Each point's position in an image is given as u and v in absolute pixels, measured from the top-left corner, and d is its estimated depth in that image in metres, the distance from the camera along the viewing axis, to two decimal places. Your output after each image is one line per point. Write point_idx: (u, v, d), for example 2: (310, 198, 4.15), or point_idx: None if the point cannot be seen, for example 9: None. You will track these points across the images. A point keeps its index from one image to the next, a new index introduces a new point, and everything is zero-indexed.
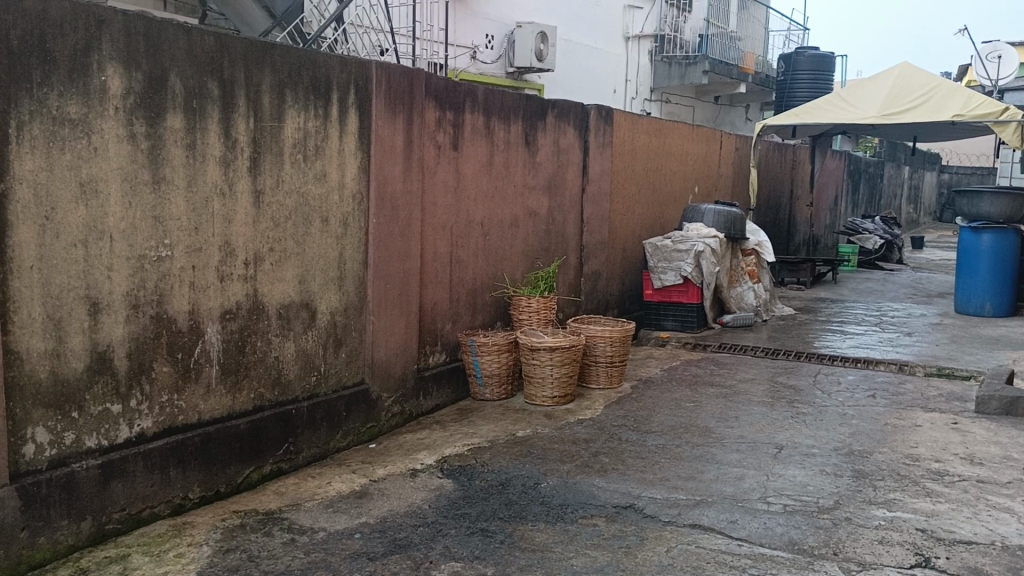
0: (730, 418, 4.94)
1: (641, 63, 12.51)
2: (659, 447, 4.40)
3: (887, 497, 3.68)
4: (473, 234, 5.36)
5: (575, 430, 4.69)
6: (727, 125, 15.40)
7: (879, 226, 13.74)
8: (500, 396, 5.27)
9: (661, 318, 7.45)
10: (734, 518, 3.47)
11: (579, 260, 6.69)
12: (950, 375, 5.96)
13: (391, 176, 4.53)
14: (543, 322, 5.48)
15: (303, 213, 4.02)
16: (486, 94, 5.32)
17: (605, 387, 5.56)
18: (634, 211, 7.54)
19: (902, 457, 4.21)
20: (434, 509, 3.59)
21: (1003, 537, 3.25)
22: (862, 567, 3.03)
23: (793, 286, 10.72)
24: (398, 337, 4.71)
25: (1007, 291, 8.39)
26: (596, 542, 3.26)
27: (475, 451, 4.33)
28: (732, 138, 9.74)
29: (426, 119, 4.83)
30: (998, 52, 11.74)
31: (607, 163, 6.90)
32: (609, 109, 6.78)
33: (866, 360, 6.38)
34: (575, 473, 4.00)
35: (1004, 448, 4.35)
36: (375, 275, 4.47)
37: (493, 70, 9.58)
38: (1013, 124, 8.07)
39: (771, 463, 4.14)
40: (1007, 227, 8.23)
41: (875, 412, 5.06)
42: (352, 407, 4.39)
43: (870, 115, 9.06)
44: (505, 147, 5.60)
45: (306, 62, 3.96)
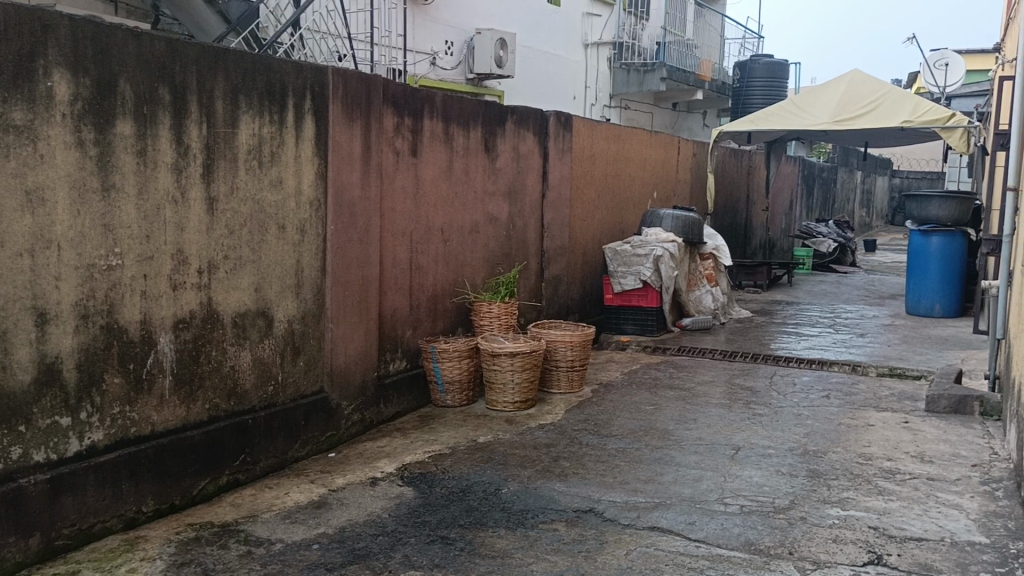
0: (689, 420, 4.99)
1: (600, 70, 12.61)
2: (619, 451, 4.43)
3: (841, 496, 3.74)
4: (433, 240, 5.34)
5: (536, 435, 4.70)
6: (685, 131, 15.58)
7: (833, 229, 14.00)
8: (461, 402, 5.26)
9: (621, 321, 7.49)
10: (692, 519, 3.51)
11: (539, 265, 6.71)
12: (902, 375, 6.08)
13: (349, 183, 4.50)
14: (504, 327, 5.47)
15: (258, 220, 3.98)
16: (445, 100, 5.32)
17: (566, 391, 5.58)
18: (594, 216, 7.59)
19: (855, 456, 4.29)
20: (393, 517, 3.57)
21: (952, 534, 3.33)
22: (817, 565, 3.08)
23: (750, 289, 10.88)
24: (358, 344, 4.67)
25: (956, 292, 8.61)
26: (556, 546, 3.27)
27: (435, 458, 4.31)
28: (689, 144, 9.85)
29: (384, 124, 4.81)
30: (944, 59, 11.76)
31: (567, 169, 6.94)
32: (567, 116, 6.81)
33: (821, 361, 6.49)
34: (535, 478, 4.00)
35: (953, 445, 4.45)
36: (333, 282, 4.44)
37: (452, 76, 9.57)
38: (960, 129, 8.30)
39: (729, 464, 4.19)
40: (955, 230, 8.45)
41: (829, 412, 5.15)
42: (311, 417, 4.34)
43: (822, 121, 9.27)
44: (465, 153, 5.60)
45: (261, 68, 3.92)
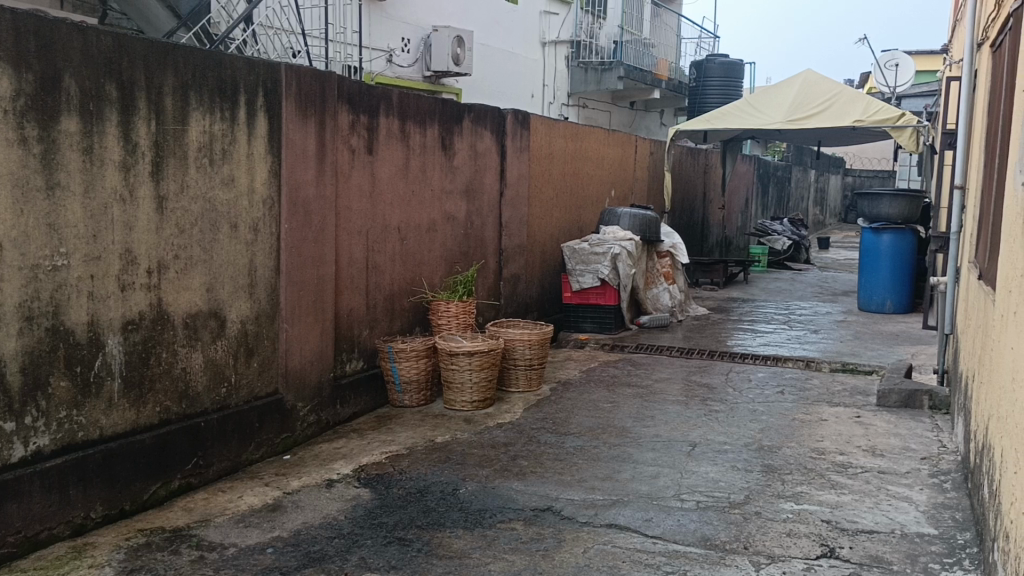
0: (646, 417, 5.02)
1: (558, 69, 12.64)
2: (577, 449, 4.43)
3: (794, 490, 3.80)
4: (390, 239, 5.30)
5: (495, 434, 4.68)
6: (642, 130, 15.70)
7: (787, 228, 14.15)
8: (418, 402, 5.23)
9: (580, 320, 7.51)
10: (649, 516, 3.52)
11: (497, 263, 6.70)
12: (854, 370, 6.19)
13: (303, 181, 4.44)
14: (462, 326, 5.44)
15: (209, 219, 3.90)
16: (401, 98, 5.28)
17: (524, 390, 5.58)
18: (552, 214, 7.59)
19: (808, 451, 4.35)
20: (350, 519, 3.53)
21: (902, 525, 3.39)
22: (771, 560, 3.11)
23: (707, 286, 10.99)
24: (314, 344, 4.61)
25: (906, 288, 8.78)
26: (514, 545, 3.26)
27: (393, 458, 4.27)
28: (646, 142, 9.92)
29: (339, 122, 4.75)
30: (895, 60, 11.94)
31: (524, 167, 6.93)
32: (525, 114, 6.81)
33: (776, 357, 6.58)
34: (493, 477, 3.99)
35: (903, 439, 4.54)
36: (288, 282, 4.38)
37: (409, 74, 9.51)
38: (910, 129, 8.52)
39: (685, 460, 4.23)
40: (904, 227, 8.67)
41: (784, 407, 5.22)
42: (265, 419, 4.28)
43: (775, 120, 9.38)
44: (422, 152, 5.56)
45: (212, 64, 3.85)
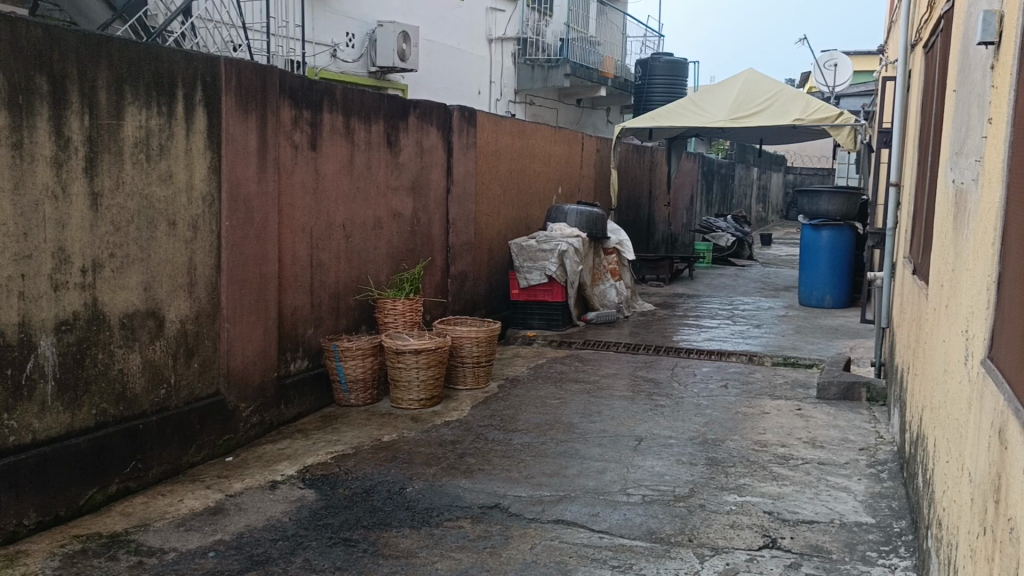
0: (593, 413, 5.05)
1: (504, 66, 12.63)
2: (524, 446, 4.44)
3: (738, 483, 3.86)
4: (334, 236, 5.23)
5: (442, 432, 4.66)
6: (589, 127, 15.80)
7: (731, 224, 14.40)
8: (365, 401, 5.18)
9: (527, 317, 7.52)
10: (596, 511, 3.55)
11: (444, 261, 6.66)
12: (795, 363, 6.32)
13: (244, 177, 4.36)
14: (409, 324, 5.41)
15: (146, 217, 3.80)
16: (345, 94, 5.22)
17: (472, 388, 5.56)
18: (499, 211, 7.58)
19: (751, 444, 4.43)
20: (294, 521, 3.48)
21: (841, 515, 3.47)
22: (715, 551, 3.16)
23: (653, 282, 11.11)
24: (256, 344, 4.53)
25: (844, 283, 9.00)
26: (461, 544, 3.25)
27: (338, 459, 4.22)
28: (592, 140, 9.98)
29: (281, 118, 4.67)
30: (833, 60, 12.16)
31: (471, 164, 6.91)
32: (471, 111, 6.79)
33: (720, 352, 6.68)
34: (441, 475, 3.97)
35: (842, 431, 4.65)
36: (229, 281, 4.29)
37: (354, 69, 9.41)
38: (847, 127, 8.73)
39: (631, 455, 4.26)
40: (843, 224, 8.87)
41: (727, 401, 5.31)
42: (207, 420, 4.19)
43: (718, 119, 9.47)
44: (366, 148, 5.51)
45: (148, 57, 3.75)
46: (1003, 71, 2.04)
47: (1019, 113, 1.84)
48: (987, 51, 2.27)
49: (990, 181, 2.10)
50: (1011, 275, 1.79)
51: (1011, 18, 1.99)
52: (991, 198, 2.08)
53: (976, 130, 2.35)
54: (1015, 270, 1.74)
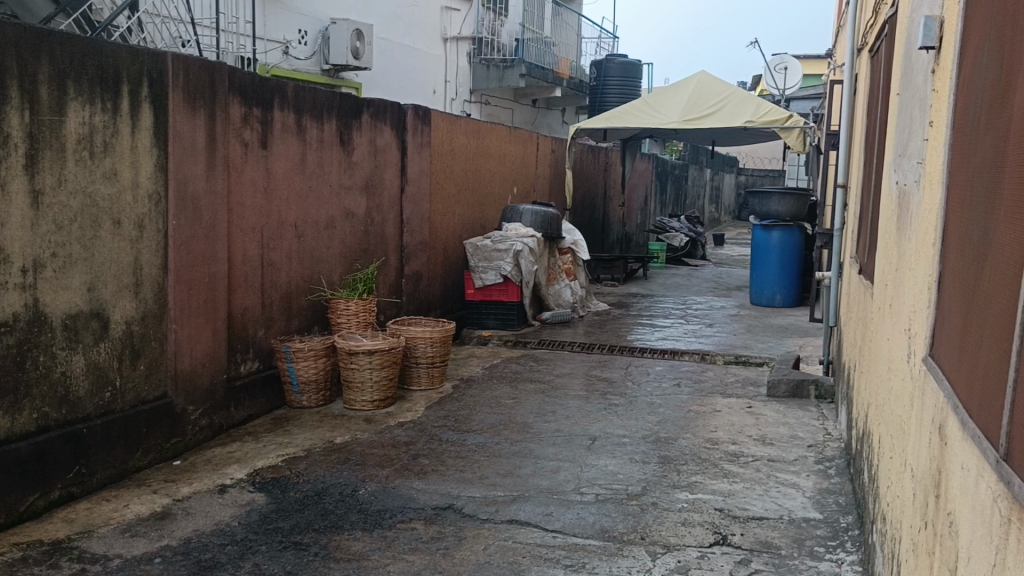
0: (547, 413, 5.06)
1: (459, 65, 12.59)
2: (478, 446, 4.43)
3: (689, 480, 3.90)
4: (286, 236, 5.16)
5: (395, 433, 4.63)
6: (545, 128, 15.84)
7: (684, 224, 14.55)
8: (317, 403, 5.11)
9: (482, 317, 7.50)
10: (550, 510, 3.55)
11: (399, 261, 6.62)
12: (746, 362, 6.41)
13: (192, 175, 4.28)
14: (362, 325, 5.35)
15: (90, 215, 3.70)
16: (296, 92, 5.15)
17: (426, 388, 5.53)
18: (454, 211, 7.56)
19: (702, 441, 4.48)
20: (243, 525, 3.42)
21: (789, 511, 3.53)
22: (667, 549, 3.18)
23: (608, 282, 11.18)
24: (205, 345, 4.44)
25: (793, 283, 9.15)
26: (414, 545, 3.22)
27: (289, 461, 4.17)
28: (547, 141, 10.01)
29: (231, 115, 4.60)
30: (784, 64, 12.35)
31: (426, 163, 6.87)
32: (425, 110, 6.75)
33: (672, 351, 6.74)
34: (393, 477, 3.94)
35: (791, 428, 4.73)
36: (176, 281, 4.20)
37: (306, 67, 9.29)
38: (797, 130, 8.89)
39: (584, 454, 4.28)
40: (792, 225, 9.01)
41: (680, 400, 5.36)
42: (153, 423, 4.09)
43: (671, 120, 9.56)
44: (319, 147, 5.44)
45: (91, 52, 3.65)
46: (944, 76, 2.08)
47: (959, 115, 1.89)
48: (928, 54, 2.32)
49: (931, 184, 2.15)
50: (951, 273, 1.83)
51: (952, 22, 2.04)
52: (932, 200, 2.12)
53: (918, 133, 2.41)
54: (956, 269, 1.78)
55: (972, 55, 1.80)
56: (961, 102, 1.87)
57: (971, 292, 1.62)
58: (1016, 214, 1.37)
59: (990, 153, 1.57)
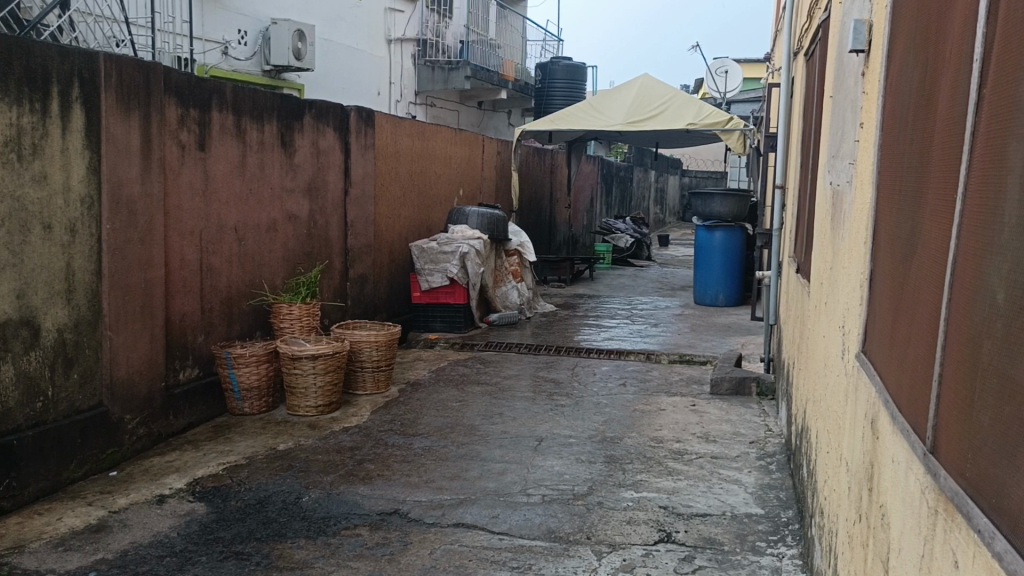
0: (495, 415, 5.06)
1: (404, 67, 12.53)
2: (425, 450, 4.40)
3: (635, 479, 3.93)
4: (226, 240, 5.06)
5: (340, 438, 4.57)
6: (491, 130, 15.87)
7: (630, 225, 14.70)
8: (259, 410, 5.02)
9: (429, 320, 7.46)
10: (496, 513, 3.54)
11: (343, 263, 6.55)
12: (691, 360, 6.50)
13: (127, 178, 4.17)
14: (306, 330, 5.27)
15: (19, 220, 3.58)
16: (235, 92, 5.06)
17: (371, 393, 5.48)
18: (399, 213, 7.50)
19: (648, 440, 4.52)
20: (182, 536, 3.34)
21: (732, 507, 3.58)
22: (612, 548, 3.20)
23: (555, 283, 11.23)
24: (142, 352, 4.33)
25: (735, 282, 9.31)
26: (359, 552, 3.19)
27: (230, 469, 4.08)
28: (493, 143, 10.01)
29: (167, 116, 4.49)
30: (725, 67, 12.57)
31: (370, 165, 6.82)
32: (369, 112, 6.69)
33: (619, 351, 6.79)
34: (338, 483, 3.89)
35: (734, 425, 4.81)
36: (111, 286, 4.08)
37: (247, 68, 9.14)
38: (737, 132, 9.04)
39: (532, 455, 4.28)
40: (734, 225, 9.16)
41: (626, 399, 5.41)
42: (89, 433, 3.97)
43: (615, 123, 9.63)
44: (259, 149, 5.35)
45: (18, 51, 3.53)
46: (874, 78, 2.13)
47: (887, 116, 1.93)
48: (858, 58, 2.38)
49: (862, 184, 2.20)
50: (882, 270, 1.87)
51: (880, 26, 2.09)
52: (863, 200, 2.18)
53: (850, 134, 2.46)
54: (886, 267, 1.82)
55: (899, 57, 1.85)
56: (890, 103, 1.91)
57: (900, 289, 1.66)
58: (941, 212, 1.41)
59: (917, 152, 1.61)
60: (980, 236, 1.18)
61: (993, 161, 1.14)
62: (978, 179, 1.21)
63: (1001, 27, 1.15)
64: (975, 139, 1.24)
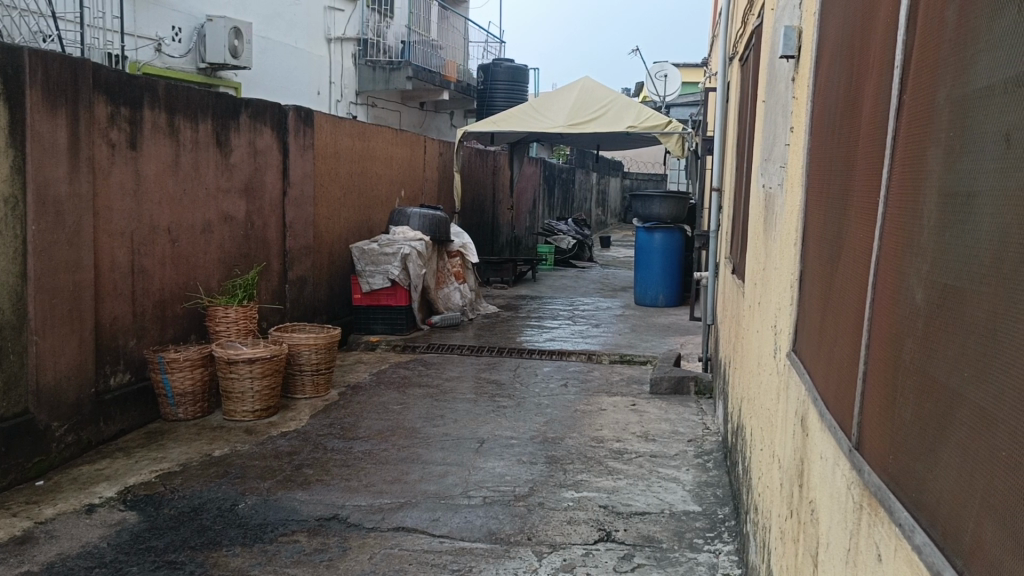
0: (436, 417, 5.04)
1: (345, 66, 12.40)
2: (365, 453, 4.35)
3: (575, 479, 3.95)
4: (159, 241, 4.94)
5: (278, 443, 4.49)
6: (433, 131, 15.84)
7: (572, 226, 14.79)
8: (195, 415, 4.91)
9: (370, 322, 7.39)
10: (437, 515, 3.52)
11: (281, 265, 6.44)
12: (631, 360, 6.57)
13: (53, 177, 4.03)
14: (243, 333, 5.17)
15: None
16: (168, 90, 4.93)
17: (311, 397, 5.40)
18: (339, 214, 7.41)
19: (589, 440, 4.56)
20: (112, 546, 3.24)
21: (670, 505, 3.63)
22: (553, 548, 3.21)
23: (497, 284, 11.25)
24: (71, 356, 4.19)
25: (674, 283, 9.48)
26: (296, 558, 3.14)
27: (164, 477, 3.98)
28: (435, 144, 9.98)
29: (96, 114, 4.36)
30: (664, 70, 12.70)
31: (309, 166, 6.72)
32: (308, 111, 6.59)
33: (560, 352, 6.83)
34: (276, 489, 3.82)
35: (673, 424, 4.87)
36: (37, 289, 3.94)
37: (181, 65, 8.94)
38: (676, 135, 9.17)
39: (473, 457, 4.28)
40: (673, 227, 9.33)
41: (567, 399, 5.44)
42: (14, 441, 3.81)
43: (557, 124, 9.66)
44: (194, 148, 5.23)
45: None
46: (803, 83, 2.18)
47: (816, 120, 1.98)
48: (789, 63, 2.43)
49: (793, 186, 2.25)
50: (811, 268, 1.91)
51: (809, 33, 2.14)
52: (794, 201, 2.23)
53: (781, 137, 2.52)
54: (815, 266, 1.86)
55: (827, 62, 1.89)
56: (818, 108, 1.96)
57: (828, 287, 1.70)
58: (865, 213, 1.45)
59: (843, 155, 1.65)
60: (901, 237, 1.22)
61: (913, 163, 1.18)
62: (899, 181, 1.24)
63: (919, 33, 1.19)
64: (896, 142, 1.28)
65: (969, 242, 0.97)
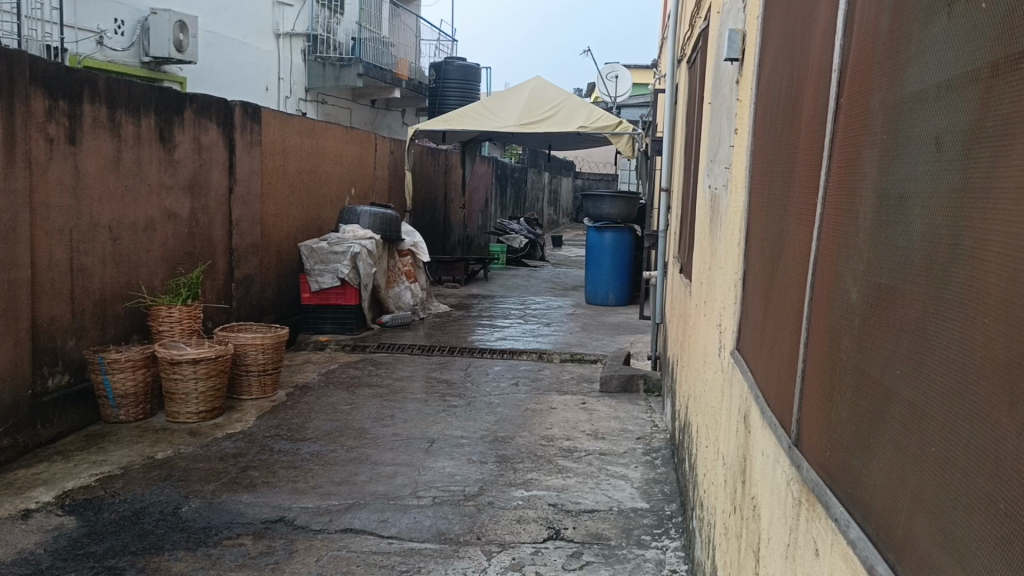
0: (385, 417, 4.99)
1: (294, 62, 12.24)
2: (313, 455, 4.30)
3: (525, 478, 3.96)
4: (99, 238, 4.81)
5: (223, 445, 4.41)
6: (385, 128, 15.74)
7: (525, 226, 14.81)
8: (137, 416, 4.79)
9: (319, 321, 7.31)
10: (385, 516, 3.50)
11: (227, 263, 6.33)
12: (581, 359, 6.60)
13: None
14: (187, 333, 5.07)
15: None
16: (109, 84, 4.81)
17: (257, 397, 5.32)
18: (287, 212, 7.31)
19: (539, 439, 4.56)
20: (49, 552, 3.14)
21: (618, 502, 3.65)
22: (502, 547, 3.21)
23: (449, 283, 11.21)
24: (5, 358, 4.05)
25: (624, 282, 9.57)
26: (241, 562, 3.08)
27: (104, 480, 3.88)
28: (386, 142, 9.90)
29: (33, 108, 4.23)
30: (614, 71, 12.76)
31: (256, 162, 6.61)
32: (255, 107, 6.48)
33: (511, 351, 6.83)
34: (220, 492, 3.75)
35: (622, 422, 4.91)
36: None
37: (124, 58, 8.72)
38: (625, 135, 9.21)
39: (423, 457, 4.26)
40: (623, 227, 9.37)
41: (518, 398, 5.44)
42: None
43: (507, 124, 9.65)
44: (136, 144, 5.11)
45: None
46: (747, 86, 2.22)
47: (758, 122, 2.01)
48: (733, 66, 2.47)
49: (736, 186, 2.28)
50: (754, 266, 1.94)
51: (753, 35, 2.17)
52: (737, 202, 2.26)
53: (725, 138, 2.56)
54: (757, 266, 1.89)
55: (769, 65, 1.93)
56: (760, 111, 1.99)
57: (769, 286, 1.73)
58: (805, 215, 1.48)
59: (784, 157, 1.68)
60: (837, 238, 1.24)
61: (849, 167, 1.21)
62: (836, 185, 1.27)
63: (855, 41, 1.21)
64: (833, 146, 1.30)
65: (902, 245, 0.99)
